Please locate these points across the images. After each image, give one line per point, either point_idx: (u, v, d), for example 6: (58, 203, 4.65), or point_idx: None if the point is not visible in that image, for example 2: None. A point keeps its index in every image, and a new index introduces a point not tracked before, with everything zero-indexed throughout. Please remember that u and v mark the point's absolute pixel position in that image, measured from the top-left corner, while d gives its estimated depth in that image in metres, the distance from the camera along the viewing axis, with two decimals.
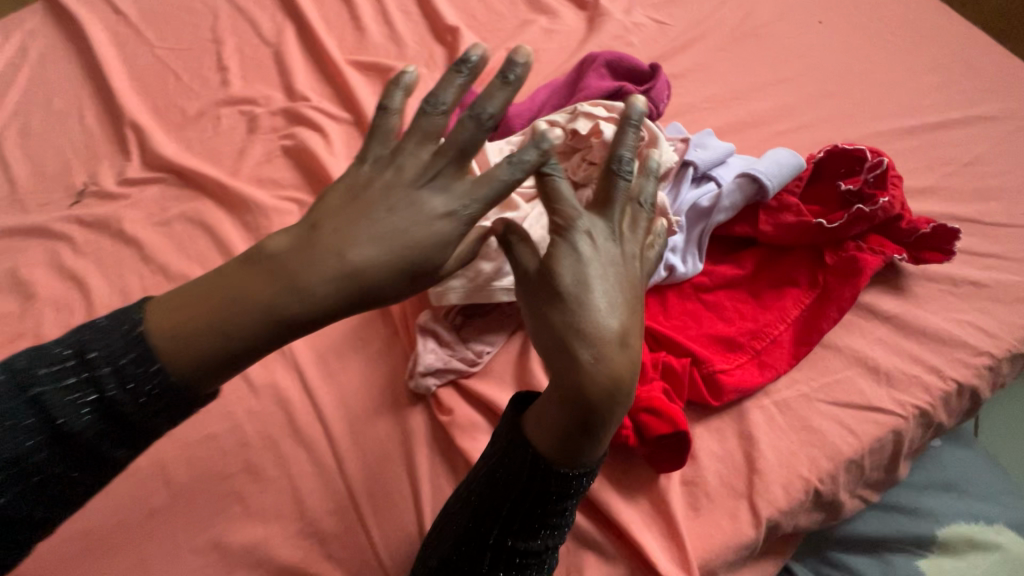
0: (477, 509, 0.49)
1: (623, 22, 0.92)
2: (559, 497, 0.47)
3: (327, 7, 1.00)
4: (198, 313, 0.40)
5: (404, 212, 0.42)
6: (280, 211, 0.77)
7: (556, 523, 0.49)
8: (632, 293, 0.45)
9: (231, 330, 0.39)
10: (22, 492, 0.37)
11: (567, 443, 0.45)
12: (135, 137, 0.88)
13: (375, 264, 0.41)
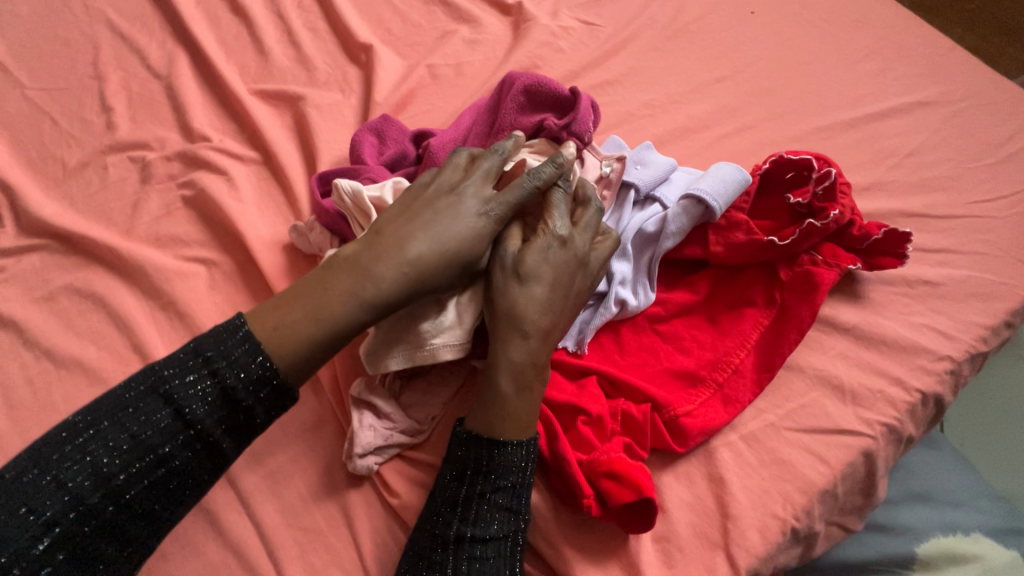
0: (441, 498, 0.50)
1: (549, 27, 0.86)
2: (500, 471, 0.49)
3: (225, 32, 0.90)
4: (290, 311, 0.47)
5: (445, 215, 0.50)
6: (184, 274, 0.68)
7: (511, 505, 0.50)
8: (580, 296, 0.53)
9: (310, 333, 0.46)
10: (150, 484, 0.43)
11: (497, 414, 0.50)
12: (4, 197, 0.76)
13: (426, 258, 0.48)
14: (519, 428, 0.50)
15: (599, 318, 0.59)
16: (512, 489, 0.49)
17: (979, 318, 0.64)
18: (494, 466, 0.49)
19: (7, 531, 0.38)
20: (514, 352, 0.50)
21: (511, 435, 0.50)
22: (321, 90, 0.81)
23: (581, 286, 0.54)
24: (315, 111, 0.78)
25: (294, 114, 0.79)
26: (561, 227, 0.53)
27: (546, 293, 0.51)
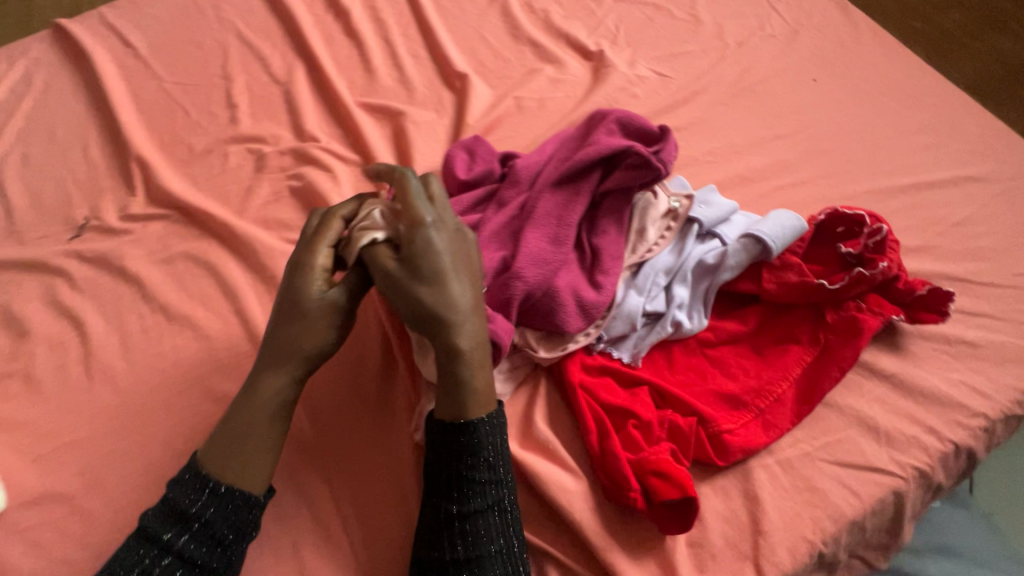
0: (430, 485, 0.55)
1: (627, 74, 0.95)
2: (475, 449, 0.53)
3: (339, 52, 1.02)
4: (226, 437, 0.53)
5: (292, 310, 0.55)
6: (285, 254, 0.77)
7: (489, 478, 0.54)
8: (457, 254, 0.53)
9: (251, 427, 0.53)
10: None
11: (446, 405, 0.54)
12: (140, 172, 0.88)
13: (299, 351, 0.54)
14: (465, 409, 0.53)
15: (653, 336, 0.65)
16: (489, 463, 0.53)
17: (1015, 382, 0.67)
18: (467, 450, 0.53)
19: None
20: (450, 344, 0.52)
21: (479, 411, 0.54)
22: (419, 108, 0.91)
23: (442, 260, 0.52)
24: (413, 126, 0.87)
25: (393, 126, 0.89)
26: (426, 218, 0.54)
27: (435, 291, 0.52)
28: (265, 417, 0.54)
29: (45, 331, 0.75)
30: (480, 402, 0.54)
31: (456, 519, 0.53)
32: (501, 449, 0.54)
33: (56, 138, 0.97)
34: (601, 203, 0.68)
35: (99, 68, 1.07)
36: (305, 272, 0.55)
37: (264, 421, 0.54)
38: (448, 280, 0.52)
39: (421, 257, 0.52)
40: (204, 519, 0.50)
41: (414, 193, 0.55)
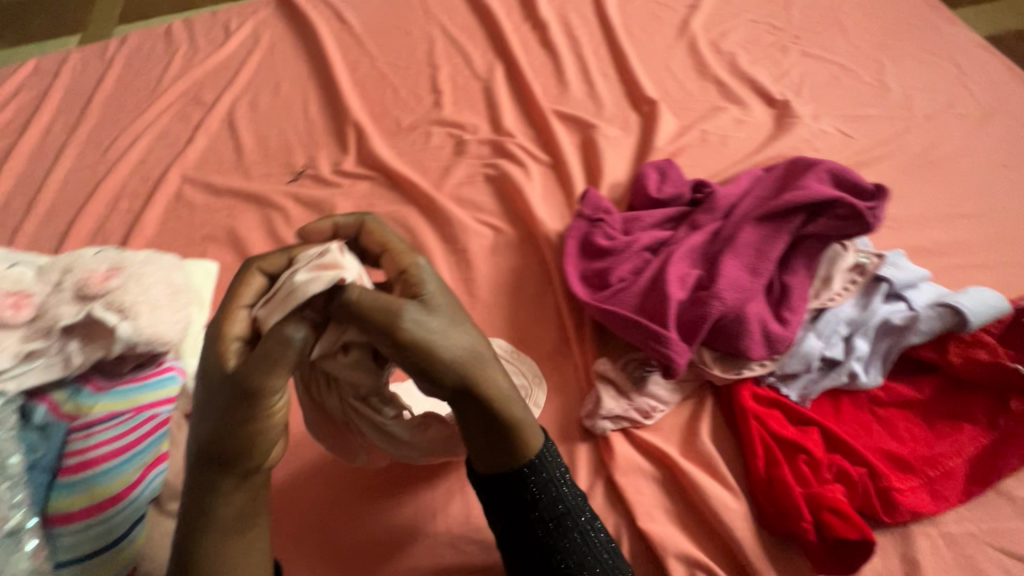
0: (502, 537, 0.53)
1: (811, 127, 0.97)
2: (532, 482, 0.51)
3: (534, 60, 1.11)
4: (223, 561, 0.45)
5: (262, 409, 0.44)
6: (476, 231, 0.84)
7: (554, 507, 0.51)
8: (460, 324, 0.48)
9: (236, 540, 0.46)
10: None
11: (493, 455, 0.51)
12: (354, 135, 0.99)
13: (268, 440, 0.45)
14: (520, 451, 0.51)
15: (827, 381, 0.66)
16: (545, 490, 0.51)
17: None
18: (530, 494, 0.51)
19: None
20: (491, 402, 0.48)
21: (530, 452, 0.51)
22: (607, 124, 0.98)
23: (436, 323, 0.47)
24: (603, 140, 0.94)
25: (581, 137, 0.96)
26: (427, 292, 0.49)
27: (435, 360, 0.46)
28: (231, 533, 0.46)
29: (263, 255, 0.86)
30: (525, 441, 0.51)
31: (545, 561, 0.50)
32: (555, 476, 0.52)
33: (281, 93, 1.11)
34: (798, 244, 0.71)
35: (320, 39, 1.21)
36: (216, 345, 0.46)
37: (222, 540, 0.45)
38: (452, 337, 0.47)
39: (415, 328, 0.46)
40: None
41: (425, 277, 0.50)
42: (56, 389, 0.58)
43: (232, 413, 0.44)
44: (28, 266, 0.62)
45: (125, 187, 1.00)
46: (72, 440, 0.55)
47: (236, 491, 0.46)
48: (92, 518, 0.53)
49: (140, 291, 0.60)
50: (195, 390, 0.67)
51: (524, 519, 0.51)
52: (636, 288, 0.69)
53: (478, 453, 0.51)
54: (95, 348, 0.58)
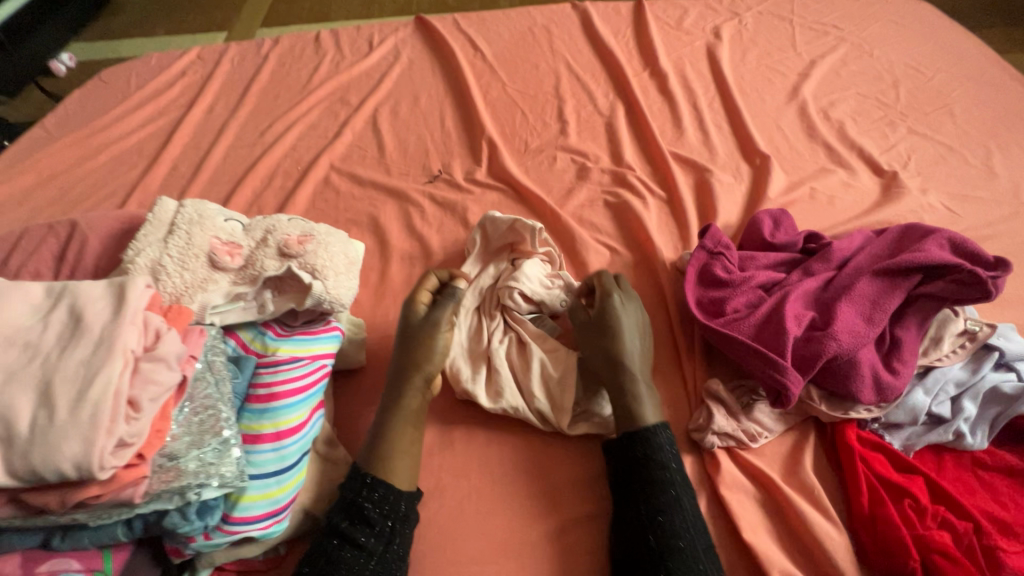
0: (621, 500, 0.64)
1: (918, 199, 1.02)
2: (649, 451, 0.65)
3: (653, 104, 1.20)
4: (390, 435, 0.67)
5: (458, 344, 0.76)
6: (594, 249, 0.92)
7: (665, 481, 0.63)
8: (629, 322, 0.74)
9: (404, 429, 0.68)
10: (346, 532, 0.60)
11: (625, 421, 0.68)
12: (486, 149, 1.10)
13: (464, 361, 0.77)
14: (643, 417, 0.67)
15: (931, 437, 0.69)
16: (665, 466, 0.64)
17: None
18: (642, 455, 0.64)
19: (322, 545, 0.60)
20: (623, 371, 0.70)
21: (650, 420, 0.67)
22: (721, 171, 1.05)
23: (620, 324, 0.73)
24: (717, 183, 1.01)
25: (695, 178, 1.04)
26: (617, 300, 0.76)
27: (613, 341, 0.72)
28: (406, 421, 0.69)
29: (401, 244, 0.96)
30: (650, 415, 0.68)
31: (650, 520, 0.60)
32: (672, 463, 0.64)
33: (420, 104, 1.24)
34: (912, 302, 0.75)
35: (454, 56, 1.33)
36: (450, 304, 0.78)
37: (405, 422, 0.68)
38: (628, 340, 0.72)
39: (609, 321, 0.73)
40: (367, 500, 0.62)
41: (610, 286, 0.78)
42: (243, 328, 0.71)
43: (435, 323, 0.76)
44: (237, 223, 0.74)
45: (279, 167, 1.13)
46: (261, 374, 0.66)
47: (420, 390, 0.71)
48: (278, 441, 0.61)
49: (328, 257, 0.72)
50: (347, 351, 0.77)
51: (638, 478, 0.63)
52: (753, 318, 0.74)
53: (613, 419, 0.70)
54: (284, 299, 0.70)
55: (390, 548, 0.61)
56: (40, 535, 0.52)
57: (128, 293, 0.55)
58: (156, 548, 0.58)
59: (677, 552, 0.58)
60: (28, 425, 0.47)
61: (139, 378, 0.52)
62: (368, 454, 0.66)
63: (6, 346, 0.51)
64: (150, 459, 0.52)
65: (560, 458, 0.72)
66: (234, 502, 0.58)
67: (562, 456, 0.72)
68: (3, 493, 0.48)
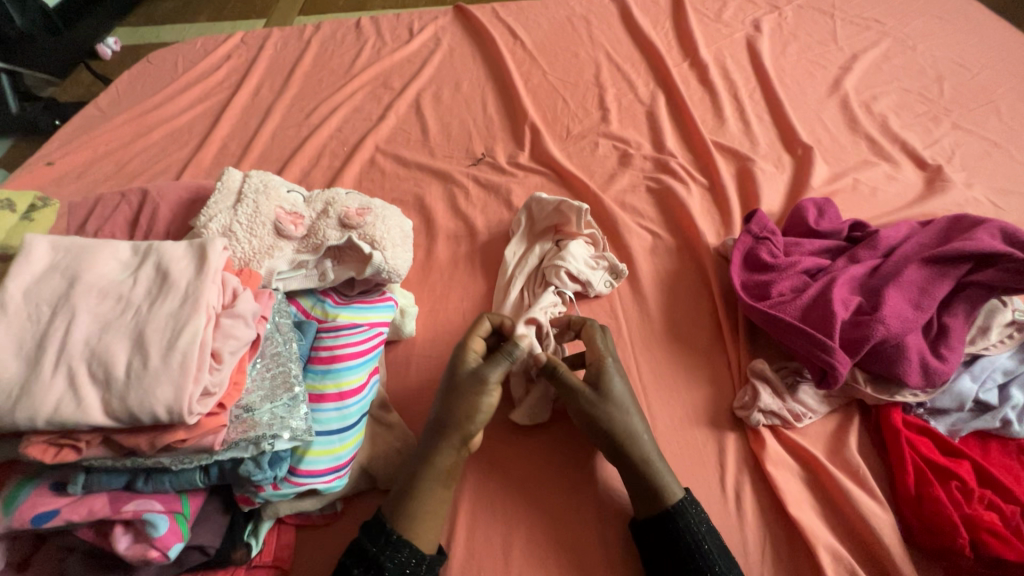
0: (652, 551, 0.62)
1: (964, 193, 1.01)
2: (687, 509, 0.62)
3: (694, 94, 1.21)
4: (418, 500, 0.61)
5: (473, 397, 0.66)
6: (637, 233, 0.94)
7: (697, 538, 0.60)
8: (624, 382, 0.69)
9: (431, 493, 0.62)
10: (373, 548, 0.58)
11: (645, 494, 0.64)
12: (529, 134, 1.12)
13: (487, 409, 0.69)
14: (666, 495, 0.63)
15: (977, 423, 0.69)
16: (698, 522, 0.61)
17: None
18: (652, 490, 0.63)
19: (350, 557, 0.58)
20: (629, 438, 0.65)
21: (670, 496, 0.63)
22: (763, 160, 1.05)
23: (618, 391, 0.68)
24: (759, 172, 1.02)
25: (738, 167, 1.04)
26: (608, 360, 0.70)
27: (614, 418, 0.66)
28: (435, 482, 0.63)
29: (446, 223, 0.99)
30: (671, 488, 0.63)
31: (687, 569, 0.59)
32: (702, 521, 0.61)
33: (462, 89, 1.26)
34: (961, 290, 0.75)
35: (495, 41, 1.34)
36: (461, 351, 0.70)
37: (434, 482, 0.63)
38: (627, 408, 0.67)
39: (612, 392, 0.67)
40: (395, 561, 0.58)
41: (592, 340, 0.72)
42: (303, 296, 0.74)
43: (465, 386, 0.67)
44: (298, 195, 0.76)
45: (325, 148, 1.17)
46: (323, 338, 0.69)
47: (453, 449, 0.64)
48: (341, 401, 0.64)
49: (385, 230, 0.74)
50: (398, 322, 0.80)
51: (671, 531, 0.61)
52: (800, 302, 0.75)
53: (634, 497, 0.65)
54: (344, 269, 0.73)
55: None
56: (126, 476, 0.56)
57: (209, 253, 0.58)
58: (226, 497, 0.62)
59: None
60: (124, 369, 0.50)
61: (220, 332, 0.55)
62: (395, 506, 0.62)
63: (99, 297, 0.53)
64: (228, 410, 0.55)
65: (562, 483, 0.70)
66: (300, 456, 0.61)
67: (564, 482, 0.70)
68: (97, 434, 0.51)
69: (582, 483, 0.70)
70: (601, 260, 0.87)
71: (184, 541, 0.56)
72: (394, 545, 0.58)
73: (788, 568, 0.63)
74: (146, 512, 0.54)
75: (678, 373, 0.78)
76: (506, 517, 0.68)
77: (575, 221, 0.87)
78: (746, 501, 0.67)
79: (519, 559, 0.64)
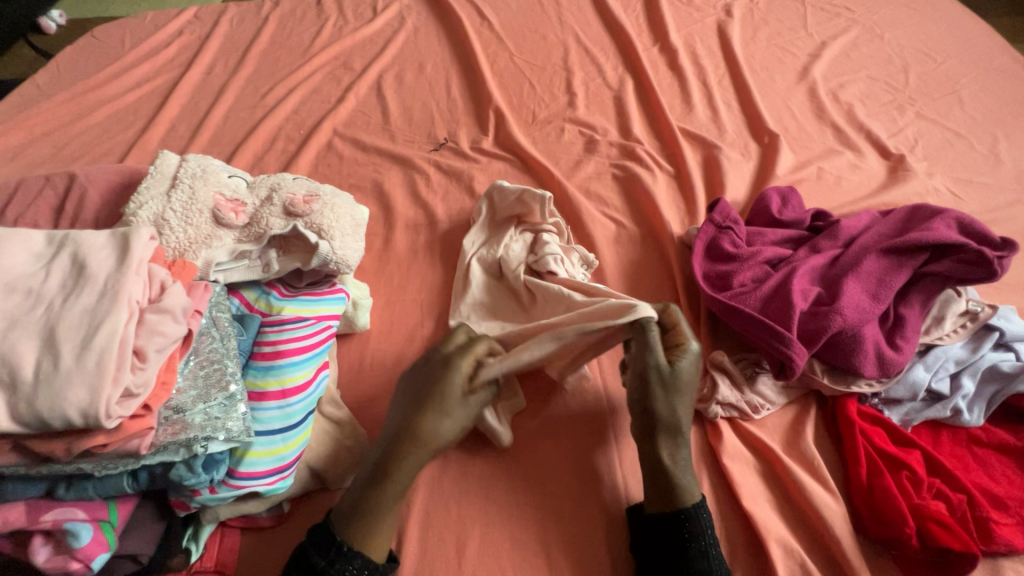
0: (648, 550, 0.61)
1: (925, 182, 1.01)
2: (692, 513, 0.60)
3: (663, 79, 1.18)
4: (374, 511, 0.58)
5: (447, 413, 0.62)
6: (601, 222, 0.92)
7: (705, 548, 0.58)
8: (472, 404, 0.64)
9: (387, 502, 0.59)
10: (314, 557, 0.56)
11: (658, 495, 0.62)
12: (493, 119, 1.08)
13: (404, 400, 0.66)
14: (683, 495, 0.61)
15: (930, 412, 0.70)
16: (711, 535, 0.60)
17: None
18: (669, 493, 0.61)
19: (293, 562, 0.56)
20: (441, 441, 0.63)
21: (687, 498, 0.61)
22: (729, 148, 1.04)
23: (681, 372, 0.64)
24: (725, 160, 1.00)
25: (704, 154, 1.03)
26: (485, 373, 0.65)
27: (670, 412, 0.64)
28: (394, 497, 0.59)
29: (406, 211, 0.95)
30: (688, 489, 0.62)
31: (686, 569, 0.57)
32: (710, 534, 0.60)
33: (426, 71, 1.21)
34: (917, 281, 0.76)
35: (461, 20, 1.29)
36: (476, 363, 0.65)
37: (393, 495, 0.59)
38: (683, 403, 0.64)
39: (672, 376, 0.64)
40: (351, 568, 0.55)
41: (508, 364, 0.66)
42: (246, 288, 0.70)
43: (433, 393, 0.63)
44: (241, 180, 0.72)
45: (280, 131, 1.11)
46: (265, 332, 0.65)
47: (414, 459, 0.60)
48: (284, 399, 0.62)
49: (334, 218, 0.71)
50: (351, 315, 0.77)
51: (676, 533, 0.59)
52: (760, 292, 0.74)
53: (648, 490, 0.63)
54: (290, 259, 0.70)
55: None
56: (43, 484, 0.51)
57: (132, 243, 0.53)
58: (161, 502, 0.59)
59: None
60: (32, 370, 0.46)
61: (144, 329, 0.51)
62: (343, 513, 0.58)
63: (7, 293, 0.49)
64: (156, 411, 0.51)
65: (553, 483, 0.68)
66: (239, 457, 0.58)
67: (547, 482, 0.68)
68: (6, 440, 0.47)
69: (553, 480, 0.68)
70: (573, 253, 0.82)
71: (110, 551, 0.52)
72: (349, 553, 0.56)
73: (743, 560, 0.63)
74: (67, 522, 0.51)
75: None
76: (462, 517, 0.66)
77: (539, 210, 0.84)
78: (702, 494, 0.67)
79: (473, 559, 0.63)
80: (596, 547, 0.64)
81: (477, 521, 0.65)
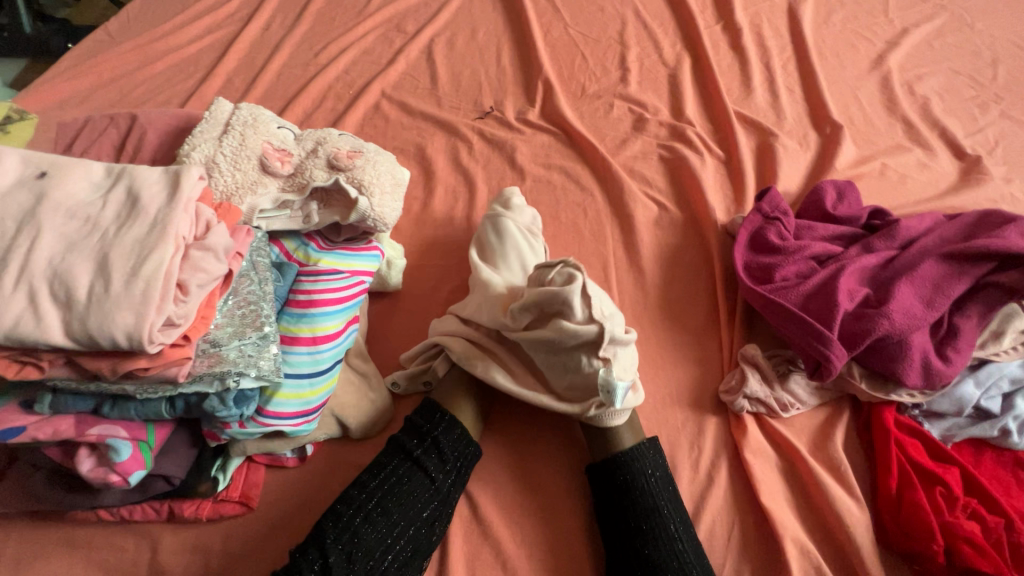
0: (603, 527, 0.62)
1: (1001, 187, 0.93)
2: (630, 469, 0.62)
3: (723, 59, 1.12)
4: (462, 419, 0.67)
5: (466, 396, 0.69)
6: (643, 202, 0.90)
7: (654, 498, 0.61)
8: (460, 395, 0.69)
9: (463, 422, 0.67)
10: (361, 512, 0.58)
11: (599, 444, 0.65)
12: (542, 90, 1.06)
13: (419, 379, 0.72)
14: (617, 443, 0.64)
15: (973, 430, 0.66)
16: (658, 473, 0.63)
17: None
18: (639, 508, 0.60)
19: (339, 512, 0.58)
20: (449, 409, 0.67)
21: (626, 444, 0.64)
22: (786, 136, 0.99)
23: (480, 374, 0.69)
24: (780, 148, 0.96)
25: (758, 141, 0.98)
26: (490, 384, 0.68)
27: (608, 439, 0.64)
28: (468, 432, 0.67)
29: (446, 176, 0.95)
30: (621, 437, 0.64)
31: (638, 517, 0.60)
32: (654, 473, 0.63)
33: (478, 36, 1.19)
34: (979, 291, 0.71)
35: None
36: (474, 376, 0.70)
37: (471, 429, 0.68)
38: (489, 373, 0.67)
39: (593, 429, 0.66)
40: (390, 500, 0.59)
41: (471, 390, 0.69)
42: (286, 237, 0.72)
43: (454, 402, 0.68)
44: (289, 132, 0.74)
45: (330, 89, 1.12)
46: (302, 281, 0.67)
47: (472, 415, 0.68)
48: (314, 346, 0.64)
49: (375, 175, 0.71)
50: (384, 273, 0.78)
51: (617, 484, 0.61)
52: (803, 288, 0.71)
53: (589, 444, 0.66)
54: (330, 212, 0.71)
55: (451, 495, 0.62)
56: (92, 400, 0.55)
57: (183, 181, 0.56)
58: (194, 431, 0.62)
59: (652, 534, 0.59)
60: (85, 291, 0.48)
61: (189, 264, 0.53)
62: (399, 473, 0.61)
63: (66, 218, 0.52)
64: (195, 343, 0.54)
65: (543, 465, 0.68)
66: (268, 397, 0.61)
67: (542, 471, 0.68)
68: (59, 355, 0.50)
69: (544, 464, 0.68)
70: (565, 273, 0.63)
71: (145, 470, 0.56)
72: (392, 509, 0.58)
73: (753, 555, 0.61)
74: (110, 437, 0.54)
75: (665, 350, 0.76)
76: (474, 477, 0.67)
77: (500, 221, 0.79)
78: (717, 485, 0.65)
79: (485, 520, 0.64)
80: (571, 544, 0.63)
81: (486, 491, 0.66)
